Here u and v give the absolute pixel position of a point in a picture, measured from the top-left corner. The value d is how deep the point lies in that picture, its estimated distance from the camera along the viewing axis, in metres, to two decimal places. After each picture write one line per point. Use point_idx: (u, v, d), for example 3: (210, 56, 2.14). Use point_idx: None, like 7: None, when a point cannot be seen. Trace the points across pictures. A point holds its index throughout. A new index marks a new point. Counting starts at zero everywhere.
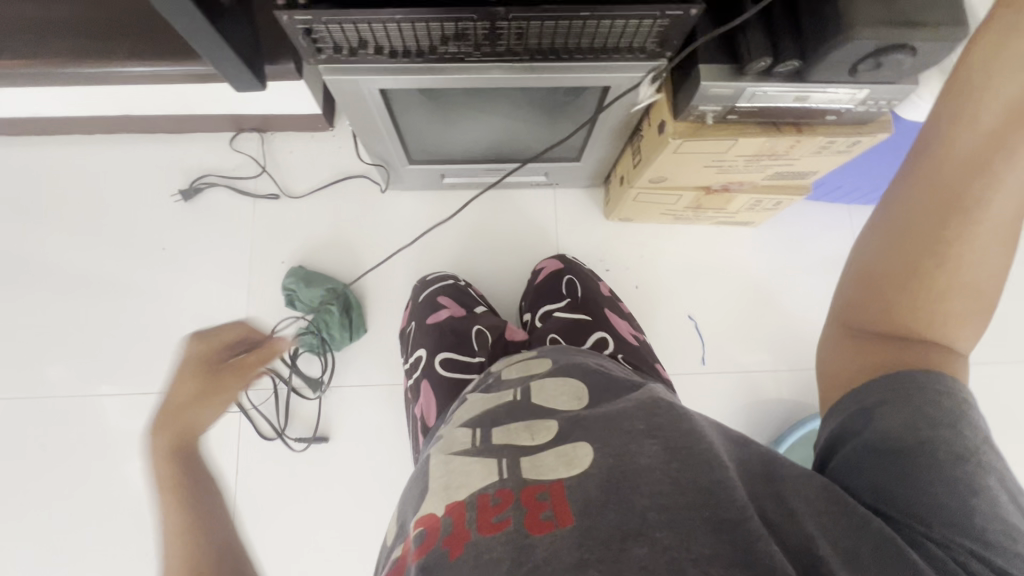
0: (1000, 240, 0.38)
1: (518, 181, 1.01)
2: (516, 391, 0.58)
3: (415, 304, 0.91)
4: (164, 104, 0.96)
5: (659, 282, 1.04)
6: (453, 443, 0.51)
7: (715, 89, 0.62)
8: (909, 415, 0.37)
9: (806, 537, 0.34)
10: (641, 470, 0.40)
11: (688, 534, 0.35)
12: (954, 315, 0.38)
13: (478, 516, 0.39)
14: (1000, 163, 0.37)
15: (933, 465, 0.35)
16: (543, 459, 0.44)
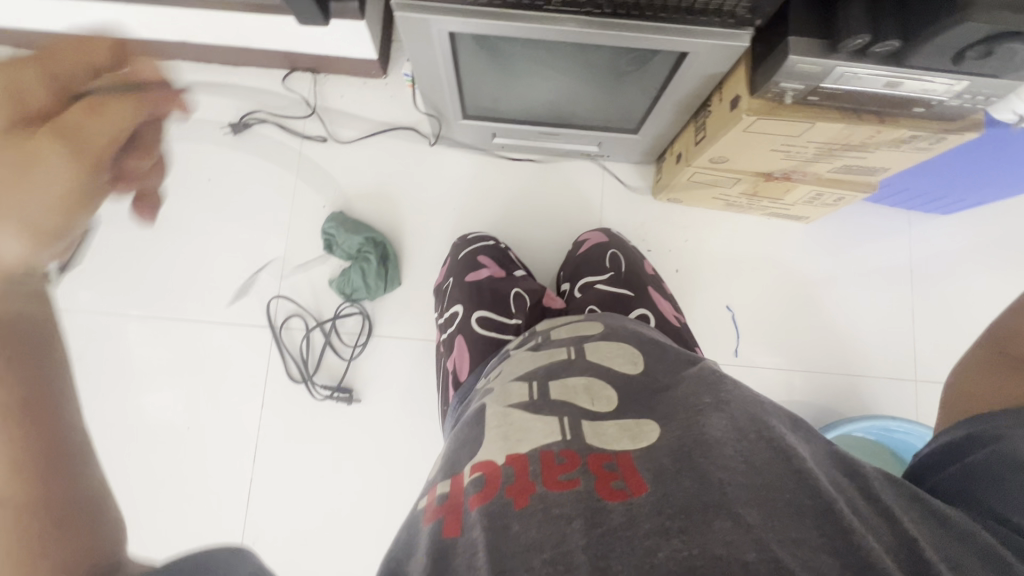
0: None
1: (569, 149, 0.99)
2: (570, 347, 0.59)
3: (453, 260, 0.90)
4: (222, 33, 0.95)
5: (701, 268, 1.01)
6: (510, 396, 0.52)
7: (804, 65, 0.59)
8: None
9: (904, 536, 0.33)
10: (713, 445, 0.39)
11: (776, 517, 0.34)
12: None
13: (543, 470, 0.39)
14: None
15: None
16: (606, 430, 0.44)
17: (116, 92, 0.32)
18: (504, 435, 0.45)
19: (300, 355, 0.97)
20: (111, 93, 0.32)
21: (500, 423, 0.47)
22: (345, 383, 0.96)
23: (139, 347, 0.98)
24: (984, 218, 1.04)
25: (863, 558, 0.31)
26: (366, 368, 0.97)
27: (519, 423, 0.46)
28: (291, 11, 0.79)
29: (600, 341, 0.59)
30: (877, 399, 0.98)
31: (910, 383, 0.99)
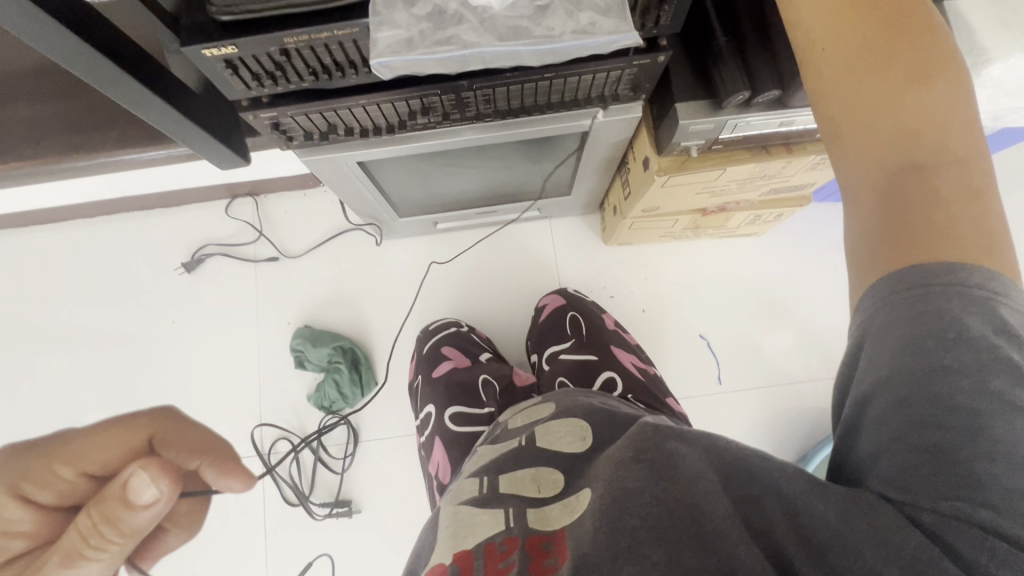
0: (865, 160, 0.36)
1: (512, 218, 1.01)
2: (521, 435, 0.59)
3: (419, 356, 0.91)
4: (159, 183, 0.98)
5: (666, 303, 1.02)
6: (461, 493, 0.52)
7: (696, 126, 0.61)
8: (899, 337, 0.33)
9: (772, 536, 0.35)
10: (629, 495, 0.39)
11: (677, 554, 0.35)
12: (971, 184, 0.34)
13: (484, 564, 0.41)
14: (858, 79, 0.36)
15: (914, 404, 0.32)
16: (550, 513, 0.45)
17: (93, 529, 0.33)
18: (453, 531, 0.46)
19: (291, 479, 0.96)
20: (102, 540, 0.33)
21: (449, 521, 0.48)
22: (342, 495, 0.96)
23: None
24: None
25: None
26: (360, 473, 0.97)
27: (468, 518, 0.46)
28: (208, 158, 0.80)
29: (551, 420, 0.60)
30: None
31: None
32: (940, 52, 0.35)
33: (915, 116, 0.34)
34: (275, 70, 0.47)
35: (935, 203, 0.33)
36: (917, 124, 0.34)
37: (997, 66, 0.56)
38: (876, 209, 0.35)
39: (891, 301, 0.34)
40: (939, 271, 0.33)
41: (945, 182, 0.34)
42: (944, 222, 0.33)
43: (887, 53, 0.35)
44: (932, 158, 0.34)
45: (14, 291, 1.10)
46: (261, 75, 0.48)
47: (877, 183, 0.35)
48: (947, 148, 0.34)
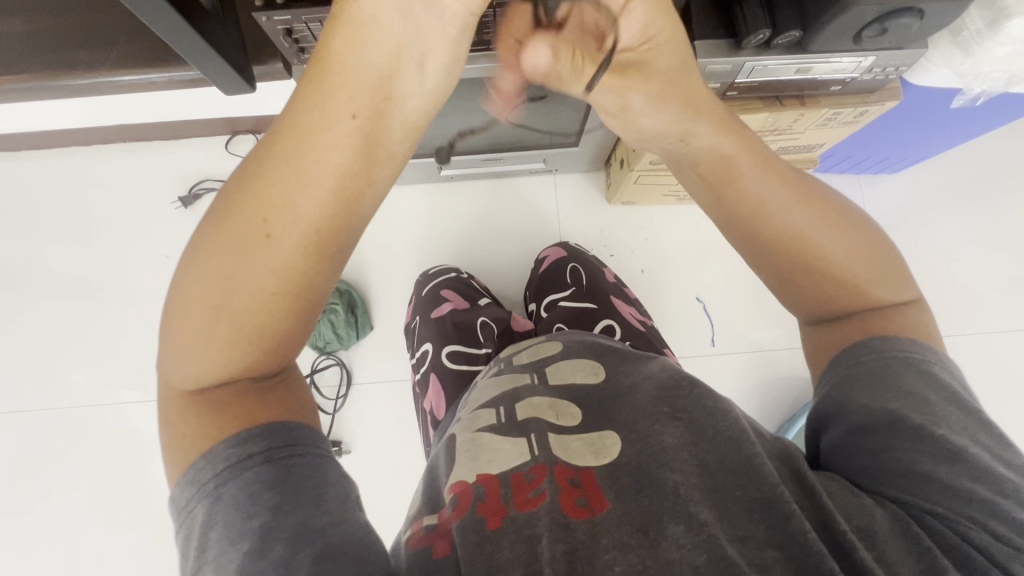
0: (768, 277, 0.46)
1: (517, 169, 1.00)
2: (532, 373, 0.58)
3: (418, 298, 0.91)
4: (157, 115, 0.96)
5: (666, 264, 1.02)
6: (477, 422, 0.50)
7: (713, 66, 0.60)
8: (877, 390, 0.39)
9: (825, 514, 0.36)
10: (669, 449, 0.42)
11: (727, 515, 0.37)
12: (869, 246, 0.43)
13: (513, 492, 0.40)
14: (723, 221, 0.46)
15: (908, 440, 0.37)
16: (571, 444, 0.45)
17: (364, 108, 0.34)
18: (472, 455, 0.45)
19: None
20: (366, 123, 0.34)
21: (468, 446, 0.46)
22: (333, 436, 0.96)
23: (129, 425, 0.99)
24: (934, 170, 1.06)
25: (799, 551, 0.34)
26: (352, 415, 0.97)
27: (490, 444, 0.46)
28: (215, 82, 0.78)
29: (561, 359, 0.59)
30: None
31: None
32: (778, 167, 0.44)
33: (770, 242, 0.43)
34: None
35: (851, 278, 0.42)
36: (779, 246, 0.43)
37: (1017, 22, 0.56)
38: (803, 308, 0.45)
39: (859, 370, 0.41)
40: (873, 341, 0.41)
41: (815, 274, 0.42)
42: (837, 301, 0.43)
43: (734, 184, 0.45)
44: (829, 248, 0.42)
45: (3, 220, 1.07)
46: None
47: (791, 285, 0.44)
48: (837, 236, 0.42)
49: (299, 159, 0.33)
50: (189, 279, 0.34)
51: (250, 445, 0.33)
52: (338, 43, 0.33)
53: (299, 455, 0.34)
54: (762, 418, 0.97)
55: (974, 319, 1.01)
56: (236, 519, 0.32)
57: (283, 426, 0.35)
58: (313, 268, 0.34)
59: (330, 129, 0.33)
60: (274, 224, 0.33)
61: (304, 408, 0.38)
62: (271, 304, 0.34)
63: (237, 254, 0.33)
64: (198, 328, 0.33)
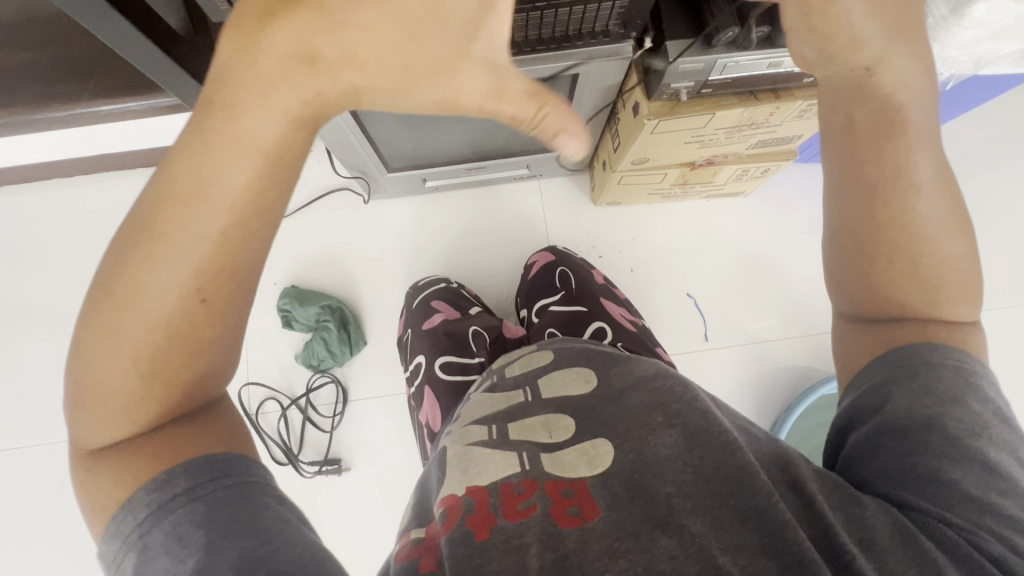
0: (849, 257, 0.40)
1: (501, 177, 1.00)
2: (525, 388, 0.58)
3: (409, 310, 0.92)
4: (139, 144, 0.95)
5: (655, 262, 1.03)
6: (469, 436, 0.50)
7: (686, 65, 0.61)
8: (916, 394, 0.37)
9: (823, 526, 0.35)
10: (661, 460, 0.42)
11: (720, 524, 0.37)
12: (960, 259, 0.38)
13: (502, 503, 0.40)
14: (848, 175, 0.38)
15: (935, 444, 0.36)
16: (565, 458, 0.45)
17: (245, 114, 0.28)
18: (463, 467, 0.45)
19: (280, 437, 0.95)
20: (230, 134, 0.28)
21: (459, 460, 0.46)
22: (332, 455, 0.95)
23: None
24: None
25: (793, 559, 0.34)
26: (350, 432, 0.97)
27: (480, 457, 0.46)
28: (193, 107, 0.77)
29: (553, 370, 0.59)
30: None
31: None
32: (925, 159, 0.37)
33: (886, 220, 0.37)
34: None
35: (927, 290, 0.38)
36: (894, 227, 0.37)
37: (981, 5, 0.58)
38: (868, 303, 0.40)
39: (901, 373, 0.39)
40: (929, 348, 0.38)
41: (914, 265, 0.37)
42: (914, 302, 0.39)
43: (864, 166, 0.37)
44: (920, 256, 0.37)
45: None
46: None
47: (858, 288, 0.40)
48: (935, 243, 0.37)
49: (188, 219, 0.29)
50: (90, 346, 0.31)
51: (171, 486, 0.31)
52: (245, 83, 0.28)
53: (226, 487, 0.32)
54: (760, 411, 0.97)
55: None
56: (169, 562, 0.30)
57: (210, 457, 0.33)
58: (221, 324, 0.31)
59: (226, 182, 0.29)
60: (181, 286, 0.29)
61: (240, 436, 0.36)
62: (183, 366, 0.31)
63: (133, 318, 0.30)
64: (111, 390, 0.31)
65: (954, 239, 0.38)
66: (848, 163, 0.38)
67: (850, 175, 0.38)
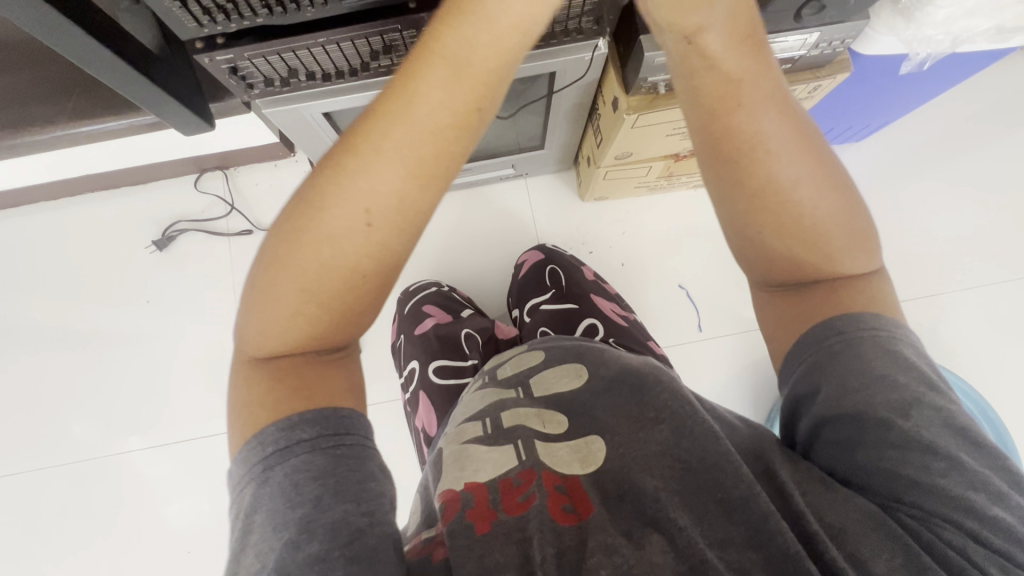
0: (736, 237, 0.41)
1: (486, 177, 1.00)
2: (517, 387, 0.57)
3: (401, 316, 0.92)
4: (123, 164, 0.95)
5: (645, 255, 1.03)
6: (465, 433, 0.49)
7: (662, 58, 0.60)
8: (841, 382, 0.38)
9: (797, 516, 0.36)
10: (650, 456, 0.42)
11: (707, 519, 0.38)
12: (844, 211, 0.38)
13: (502, 498, 0.40)
14: (713, 163, 0.38)
15: (874, 429, 0.36)
16: (559, 452, 0.45)
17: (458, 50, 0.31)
18: (460, 465, 0.44)
19: None
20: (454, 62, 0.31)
21: (455, 458, 0.45)
22: None
23: (126, 476, 0.98)
24: (897, 134, 1.07)
25: (779, 552, 0.34)
26: None
27: (475, 453, 0.45)
28: (174, 125, 0.77)
29: (544, 369, 0.59)
30: None
31: None
32: (788, 121, 0.36)
33: (754, 203, 0.37)
34: (227, 2, 0.46)
35: (820, 250, 0.38)
36: (763, 210, 0.37)
37: None
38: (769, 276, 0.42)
39: (820, 364, 0.39)
40: (843, 321, 0.39)
41: (790, 241, 0.38)
42: (804, 269, 0.40)
43: (730, 143, 0.37)
44: (806, 220, 0.37)
45: None
46: (211, 9, 0.47)
47: (754, 255, 0.40)
48: (814, 205, 0.37)
49: (401, 140, 0.31)
50: (268, 256, 0.33)
51: (300, 430, 0.34)
52: (452, 20, 0.31)
53: (342, 446, 0.34)
54: (758, 399, 0.97)
55: (955, 275, 1.01)
56: (282, 503, 0.32)
57: (337, 412, 0.35)
58: (383, 249, 0.32)
59: (439, 106, 0.31)
60: (361, 200, 0.31)
61: (358, 397, 0.38)
62: (366, 286, 0.33)
63: (318, 227, 0.32)
64: (291, 306, 0.33)
65: (826, 207, 0.37)
66: (712, 143, 0.37)
67: (718, 156, 0.37)
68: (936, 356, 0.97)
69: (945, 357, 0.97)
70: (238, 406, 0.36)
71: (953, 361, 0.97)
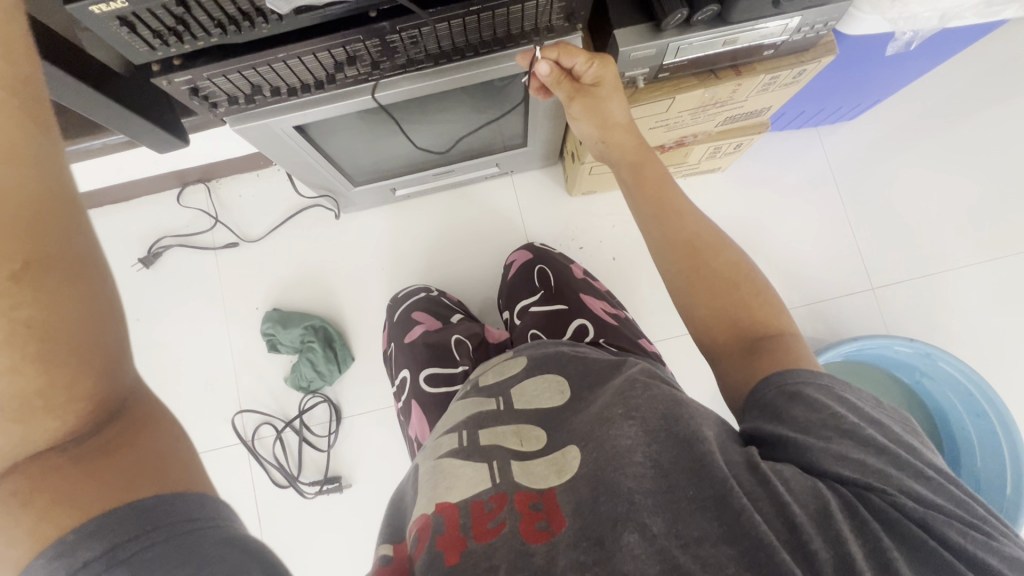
0: (677, 281, 0.54)
1: (471, 177, 0.98)
2: (498, 397, 0.55)
3: (391, 323, 0.92)
4: (100, 183, 0.92)
5: (636, 248, 1.01)
6: (440, 448, 0.49)
7: (637, 52, 0.59)
8: (798, 404, 0.40)
9: (782, 504, 0.34)
10: (624, 454, 0.39)
11: (677, 515, 0.35)
12: (739, 267, 0.53)
13: (473, 522, 0.38)
14: (654, 224, 0.57)
15: (849, 437, 0.37)
16: (534, 469, 0.43)
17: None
18: (433, 483, 0.43)
19: (278, 461, 0.95)
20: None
21: (430, 474, 0.45)
22: (332, 472, 0.96)
23: None
24: (889, 110, 1.04)
25: (752, 543, 0.32)
26: (348, 449, 0.97)
27: (449, 470, 0.44)
28: (146, 143, 0.75)
29: (525, 379, 0.56)
30: (847, 319, 0.97)
31: (870, 293, 0.98)
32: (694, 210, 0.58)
33: (683, 245, 0.55)
34: (177, 24, 0.45)
35: (732, 295, 0.51)
36: (690, 249, 0.54)
37: None
38: (708, 321, 0.51)
39: (775, 400, 0.42)
40: (781, 375, 0.43)
41: (715, 276, 0.52)
42: (729, 306, 0.51)
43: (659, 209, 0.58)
44: (714, 266, 0.53)
45: None
46: (162, 32, 0.45)
47: (691, 292, 0.53)
48: (713, 259, 0.53)
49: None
50: None
51: (80, 552, 0.25)
52: None
53: (159, 541, 0.25)
54: None
55: (954, 252, 0.99)
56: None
57: (130, 509, 0.26)
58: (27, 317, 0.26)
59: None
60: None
61: (168, 470, 0.28)
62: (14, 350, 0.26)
63: None
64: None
65: (735, 265, 0.53)
66: (652, 209, 0.58)
67: (657, 219, 0.57)
68: (933, 335, 0.96)
69: (943, 336, 0.96)
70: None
71: (949, 340, 0.96)
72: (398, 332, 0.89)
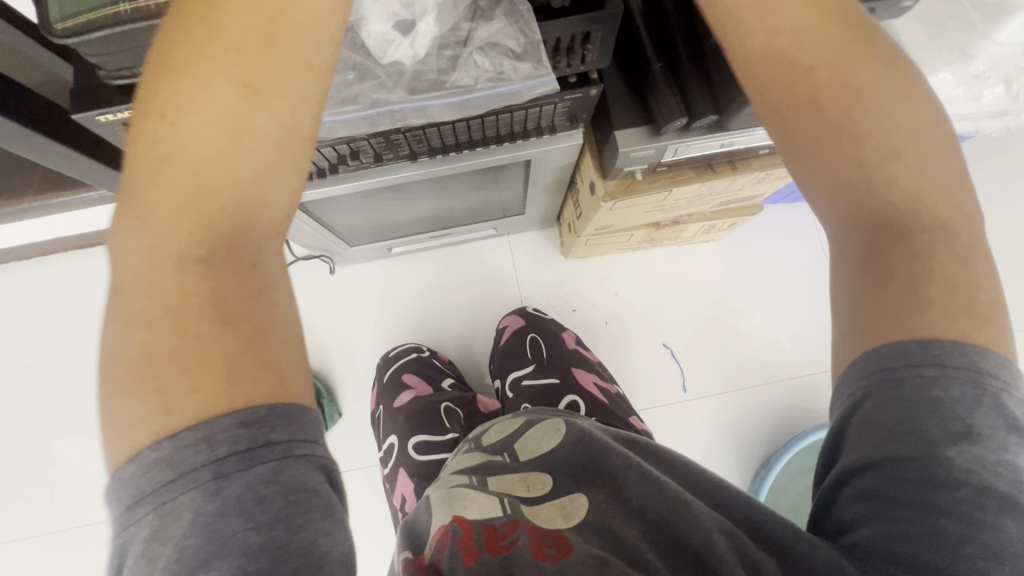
0: (827, 196, 0.32)
1: (468, 238, 0.99)
2: (503, 453, 0.50)
3: (381, 385, 0.91)
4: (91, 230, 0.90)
5: (629, 315, 1.02)
6: (451, 481, 0.46)
7: (636, 153, 0.60)
8: (892, 416, 0.31)
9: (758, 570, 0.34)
10: (618, 523, 0.39)
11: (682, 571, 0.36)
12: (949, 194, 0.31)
13: (485, 538, 0.37)
14: (812, 110, 0.32)
15: (916, 487, 0.30)
16: (542, 510, 0.41)
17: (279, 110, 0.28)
18: (450, 501, 0.42)
19: None
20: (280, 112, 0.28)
21: (445, 499, 0.42)
22: None
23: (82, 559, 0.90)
24: None
25: None
26: None
27: (461, 495, 0.42)
28: None
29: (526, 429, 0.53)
30: None
31: None
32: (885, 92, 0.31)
33: (867, 150, 0.31)
34: None
35: (927, 236, 0.31)
36: (873, 167, 0.31)
37: None
38: (860, 260, 0.33)
39: (852, 424, 0.32)
40: (943, 358, 0.30)
41: (911, 210, 0.31)
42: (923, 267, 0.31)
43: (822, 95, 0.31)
44: (889, 133, 0.31)
45: None
46: None
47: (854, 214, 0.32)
48: (880, 116, 0.31)
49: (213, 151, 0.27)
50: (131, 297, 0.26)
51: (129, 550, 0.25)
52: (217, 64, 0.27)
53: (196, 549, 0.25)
54: (742, 462, 0.95)
55: None
56: (207, 541, 0.24)
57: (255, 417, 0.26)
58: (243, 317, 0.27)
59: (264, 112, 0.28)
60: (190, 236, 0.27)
61: (289, 373, 0.27)
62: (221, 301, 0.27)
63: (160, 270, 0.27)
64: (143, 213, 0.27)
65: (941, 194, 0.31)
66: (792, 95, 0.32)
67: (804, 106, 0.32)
68: None
69: None
70: (111, 346, 0.26)
71: None
72: (390, 393, 0.88)
